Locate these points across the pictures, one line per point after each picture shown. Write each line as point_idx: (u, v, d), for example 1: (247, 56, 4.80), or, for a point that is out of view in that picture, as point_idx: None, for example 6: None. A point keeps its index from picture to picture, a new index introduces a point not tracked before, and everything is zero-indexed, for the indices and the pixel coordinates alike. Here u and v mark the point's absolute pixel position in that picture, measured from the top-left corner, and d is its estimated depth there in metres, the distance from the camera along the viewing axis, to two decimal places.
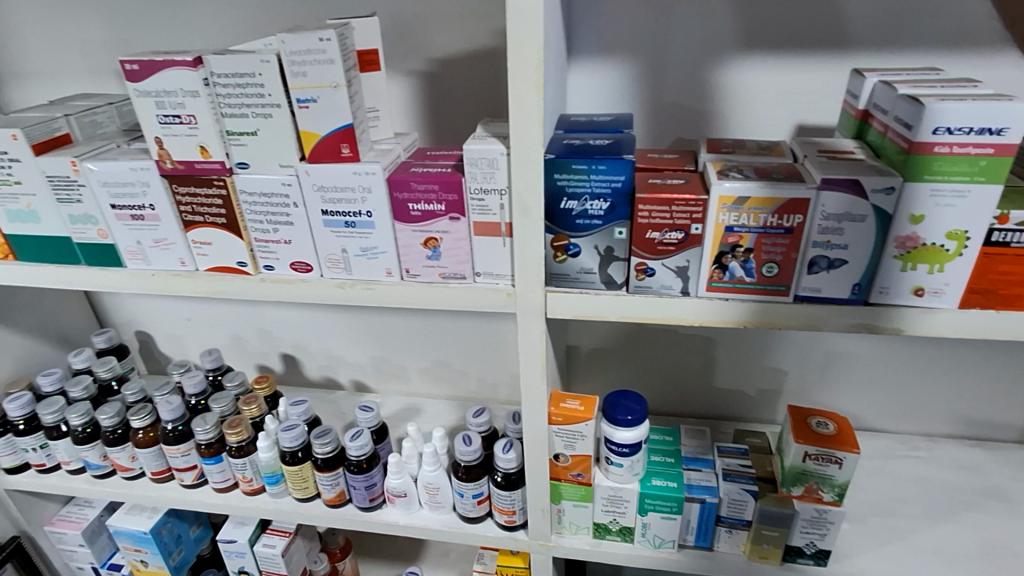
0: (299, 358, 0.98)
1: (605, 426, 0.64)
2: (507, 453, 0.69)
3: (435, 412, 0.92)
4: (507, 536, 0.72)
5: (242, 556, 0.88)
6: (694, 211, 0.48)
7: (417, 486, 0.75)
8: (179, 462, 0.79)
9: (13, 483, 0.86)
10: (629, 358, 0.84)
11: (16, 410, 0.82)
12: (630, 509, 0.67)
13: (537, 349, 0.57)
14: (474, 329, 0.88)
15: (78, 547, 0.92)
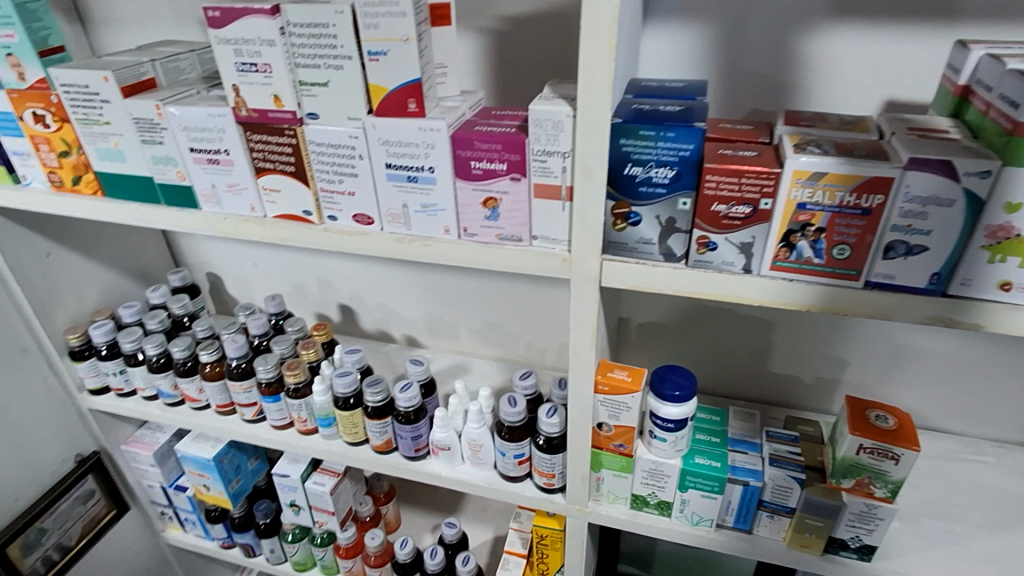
0: (355, 310, 1.02)
1: (651, 400, 0.63)
2: (551, 417, 0.69)
3: (483, 373, 0.94)
4: (545, 498, 0.73)
5: (295, 491, 0.94)
6: (765, 185, 0.46)
7: (461, 441, 0.77)
8: (242, 398, 0.84)
9: (95, 403, 0.94)
10: (682, 334, 0.82)
11: (100, 337, 0.89)
12: (670, 484, 0.67)
13: (589, 317, 0.57)
14: (526, 293, 0.88)
15: (149, 467, 1.00)
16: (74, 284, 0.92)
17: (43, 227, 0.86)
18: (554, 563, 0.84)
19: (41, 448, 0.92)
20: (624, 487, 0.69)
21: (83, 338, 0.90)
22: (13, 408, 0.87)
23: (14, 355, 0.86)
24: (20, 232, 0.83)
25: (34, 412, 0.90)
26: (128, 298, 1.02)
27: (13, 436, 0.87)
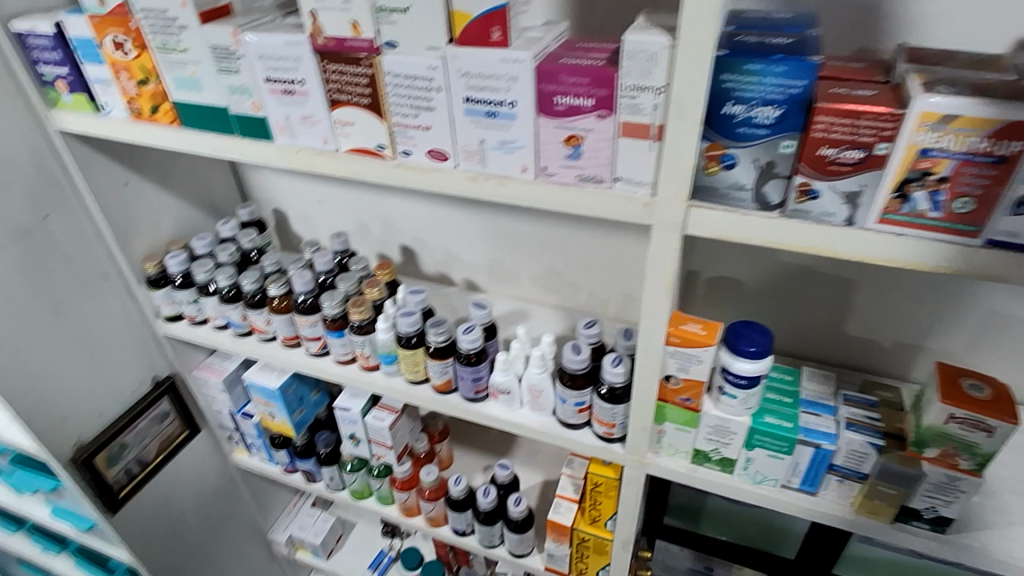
0: (417, 251, 1.02)
1: (725, 354, 0.61)
2: (615, 367, 0.68)
3: (543, 320, 0.93)
4: (603, 447, 0.73)
5: (354, 424, 0.97)
6: (884, 127, 0.43)
7: (521, 386, 0.77)
8: (307, 332, 0.86)
9: (171, 329, 0.98)
10: (755, 291, 0.79)
11: (176, 267, 0.92)
12: (735, 441, 0.65)
13: (668, 266, 0.55)
14: (592, 241, 0.86)
15: (219, 392, 1.05)
16: (151, 214, 0.95)
17: (122, 157, 0.88)
18: (606, 511, 0.85)
19: (123, 370, 0.97)
20: (686, 442, 0.68)
21: (160, 267, 0.94)
22: (98, 330, 0.92)
23: (97, 280, 0.90)
24: (101, 160, 0.86)
25: (116, 335, 0.95)
26: (199, 229, 1.04)
27: (98, 356, 0.92)
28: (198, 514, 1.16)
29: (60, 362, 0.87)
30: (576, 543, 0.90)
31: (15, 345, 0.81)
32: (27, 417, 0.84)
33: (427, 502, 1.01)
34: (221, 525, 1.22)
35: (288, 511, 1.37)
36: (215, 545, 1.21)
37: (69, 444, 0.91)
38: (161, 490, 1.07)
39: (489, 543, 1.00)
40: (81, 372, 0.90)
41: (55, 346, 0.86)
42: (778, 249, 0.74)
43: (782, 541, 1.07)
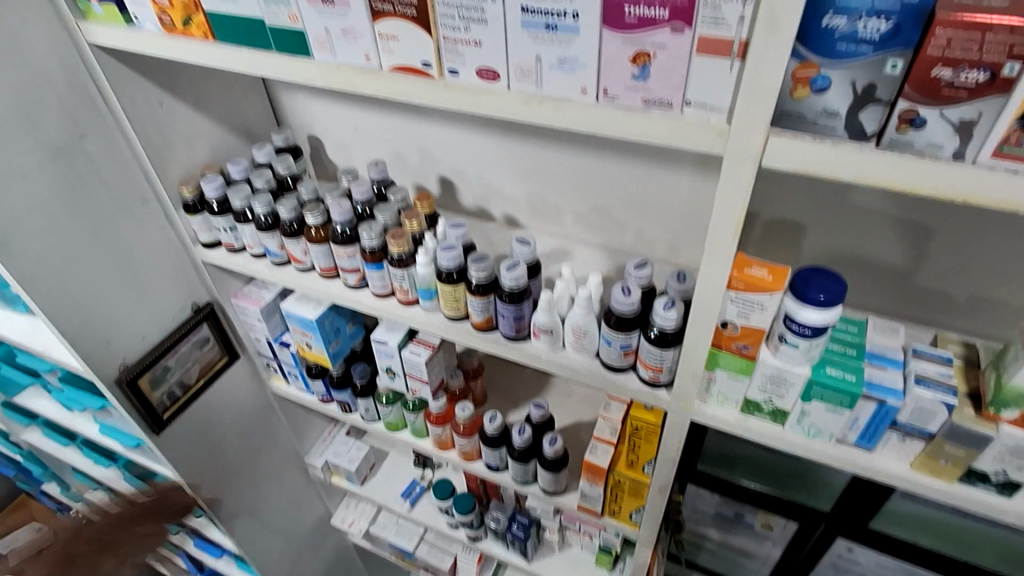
0: (456, 184, 0.98)
1: (789, 302, 0.57)
2: (667, 311, 0.64)
3: (586, 259, 0.89)
4: (648, 391, 0.70)
5: (391, 357, 0.96)
6: (1016, 43, 0.36)
7: (564, 326, 0.74)
8: (345, 264, 0.84)
9: (209, 256, 0.97)
10: (818, 236, 0.74)
11: (213, 192, 0.90)
12: (791, 393, 0.61)
13: (738, 202, 0.50)
14: (643, 178, 0.81)
15: (257, 321, 1.05)
16: (187, 137, 0.92)
17: (156, 75, 0.85)
18: (645, 455, 0.83)
19: (163, 295, 0.97)
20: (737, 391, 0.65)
21: (197, 193, 0.92)
22: (138, 254, 0.91)
23: (136, 204, 0.89)
24: (135, 78, 0.82)
25: (155, 260, 0.94)
26: (235, 155, 1.02)
27: (139, 281, 0.93)
28: (239, 437, 1.19)
29: (102, 285, 0.87)
30: (610, 485, 0.89)
31: (58, 267, 0.81)
32: (73, 337, 0.85)
33: (461, 437, 1.01)
34: (260, 449, 1.25)
35: (323, 438, 1.41)
36: (254, 467, 1.25)
37: (114, 366, 0.93)
38: (202, 413, 1.09)
39: (522, 480, 1.00)
40: (123, 295, 0.91)
41: (97, 269, 0.86)
42: (850, 190, 0.68)
43: (818, 493, 1.05)
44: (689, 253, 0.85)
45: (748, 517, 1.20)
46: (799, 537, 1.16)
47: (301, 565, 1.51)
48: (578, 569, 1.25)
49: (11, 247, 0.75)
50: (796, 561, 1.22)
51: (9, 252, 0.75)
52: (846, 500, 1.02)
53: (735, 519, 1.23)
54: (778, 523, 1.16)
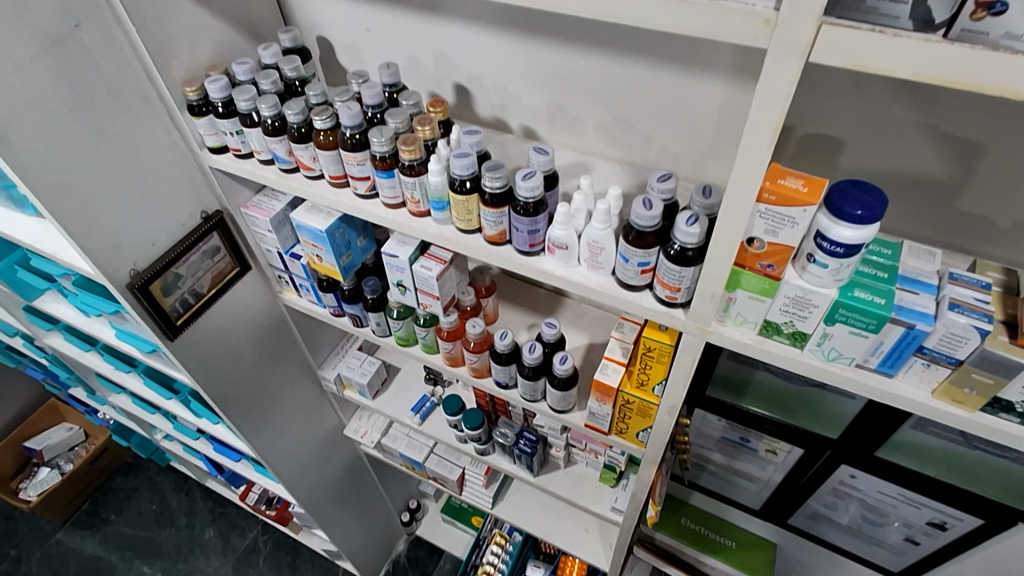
0: (472, 91, 0.92)
1: (822, 218, 0.53)
2: (689, 226, 0.61)
3: (606, 174, 0.85)
4: (664, 311, 0.68)
5: (402, 272, 0.95)
6: None
7: (580, 242, 0.71)
8: (355, 171, 0.81)
9: (216, 162, 0.94)
10: (857, 154, 0.69)
11: (218, 93, 0.85)
12: (815, 316, 0.59)
13: (778, 104, 0.46)
14: (673, 87, 0.75)
15: (267, 231, 1.04)
16: (189, 32, 0.87)
17: None
18: (656, 376, 0.83)
19: (171, 201, 0.95)
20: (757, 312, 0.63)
21: (201, 93, 0.87)
22: (143, 157, 0.89)
23: (138, 103, 0.85)
24: None
25: (162, 164, 0.92)
26: (240, 55, 0.97)
27: (145, 184, 0.90)
28: (252, 347, 1.21)
29: (108, 187, 0.85)
30: (619, 405, 0.90)
31: (61, 165, 0.79)
32: (81, 240, 0.84)
33: (472, 354, 1.01)
34: (274, 360, 1.27)
35: (336, 352, 1.42)
36: (268, 377, 1.28)
37: (125, 271, 0.92)
38: (215, 321, 1.10)
39: (531, 397, 1.01)
40: (130, 199, 0.89)
41: (102, 170, 0.84)
42: (898, 103, 0.63)
43: (827, 421, 1.05)
44: (716, 170, 0.80)
45: (753, 443, 1.21)
46: (802, 463, 1.18)
47: (315, 471, 1.58)
48: (582, 485, 1.29)
49: (11, 142, 0.73)
50: (797, 486, 1.25)
51: (9, 148, 0.72)
52: (854, 429, 1.02)
53: (740, 444, 1.24)
54: (783, 449, 1.18)
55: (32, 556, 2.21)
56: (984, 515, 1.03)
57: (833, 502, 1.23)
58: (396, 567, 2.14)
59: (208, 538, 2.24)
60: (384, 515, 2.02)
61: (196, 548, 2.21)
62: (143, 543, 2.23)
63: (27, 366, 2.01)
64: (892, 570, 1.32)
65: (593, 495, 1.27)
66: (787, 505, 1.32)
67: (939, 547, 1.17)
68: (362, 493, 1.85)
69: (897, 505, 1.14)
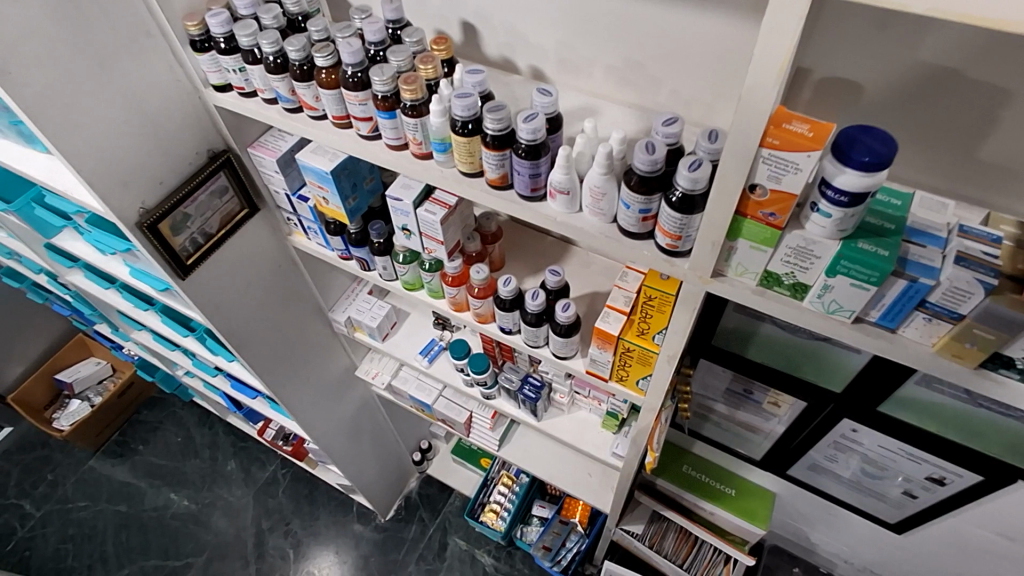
0: (480, 29, 0.89)
1: (829, 164, 0.51)
2: (693, 172, 0.60)
3: (615, 119, 0.82)
4: (665, 259, 0.67)
5: (407, 216, 0.95)
6: None
7: (583, 187, 0.70)
8: (357, 111, 0.79)
9: (220, 101, 0.93)
10: (874, 100, 0.66)
11: (218, 27, 0.84)
12: (816, 267, 0.58)
13: (787, 39, 0.44)
14: (687, 26, 0.72)
15: (274, 173, 1.04)
16: None
17: None
18: (656, 325, 0.83)
19: (177, 139, 0.95)
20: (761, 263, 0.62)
21: (203, 28, 0.85)
22: (148, 93, 0.88)
23: (140, 37, 0.84)
24: None
25: (166, 101, 0.91)
26: None
27: (150, 121, 0.90)
28: (263, 288, 1.22)
29: (112, 124, 0.85)
30: (620, 353, 0.90)
31: (65, 100, 0.79)
32: (90, 178, 0.85)
33: (476, 299, 1.02)
34: (285, 301, 1.29)
35: (347, 295, 1.44)
36: (280, 318, 1.30)
37: (133, 209, 0.93)
38: (226, 261, 1.11)
39: (534, 343, 1.02)
40: (137, 138, 0.89)
41: (105, 105, 0.84)
42: (921, 43, 0.59)
43: (831, 376, 1.04)
44: (729, 117, 0.77)
45: (757, 395, 1.22)
46: (805, 416, 1.18)
47: (328, 410, 1.63)
48: (585, 431, 1.31)
49: (11, 75, 0.72)
50: (798, 438, 1.26)
51: (10, 81, 0.72)
52: (858, 384, 1.01)
53: (744, 396, 1.25)
54: (786, 401, 1.18)
55: (68, 480, 2.34)
56: (983, 472, 1.03)
57: (833, 454, 1.24)
58: (408, 502, 2.24)
59: (231, 470, 2.35)
60: (396, 453, 2.09)
61: (220, 479, 2.33)
62: (170, 472, 2.35)
63: (54, 303, 2.08)
64: (888, 521, 1.35)
65: (596, 440, 1.30)
66: (788, 457, 1.34)
67: (936, 501, 1.19)
68: (375, 432, 1.91)
69: (897, 459, 1.14)
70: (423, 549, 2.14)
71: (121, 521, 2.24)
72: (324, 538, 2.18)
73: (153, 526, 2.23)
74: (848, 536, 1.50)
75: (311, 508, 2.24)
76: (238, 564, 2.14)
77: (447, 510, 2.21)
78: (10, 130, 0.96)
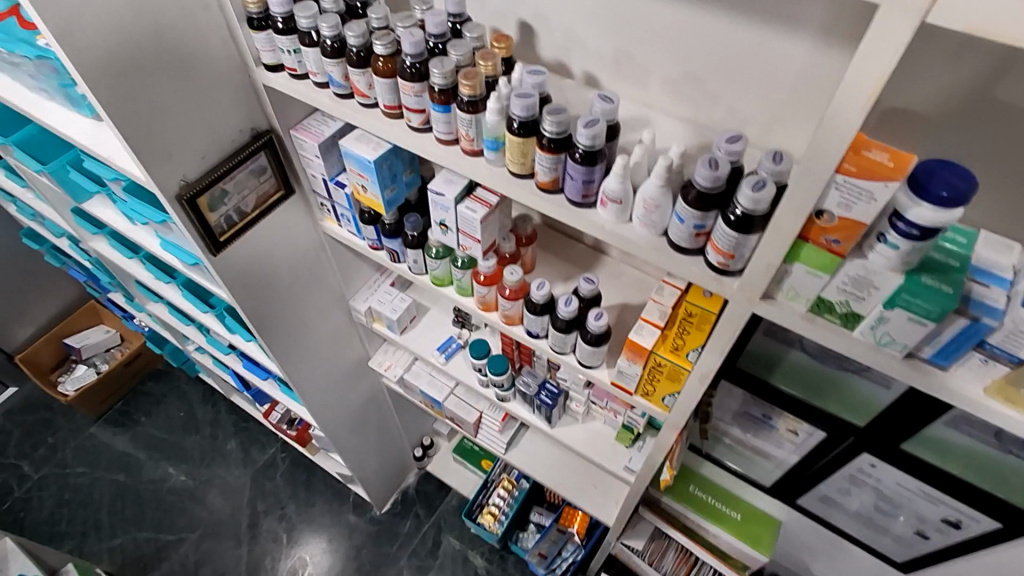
0: (537, 30, 0.89)
1: (903, 196, 0.51)
2: (757, 192, 0.59)
3: (668, 132, 0.82)
4: (714, 277, 0.66)
5: (446, 212, 0.94)
6: None
7: (636, 198, 0.69)
8: (410, 102, 0.79)
9: (270, 80, 0.93)
10: (942, 134, 0.65)
11: (278, 7, 0.84)
12: (874, 298, 0.57)
13: (883, 66, 0.43)
14: (752, 44, 0.71)
15: (315, 157, 1.03)
16: None
17: None
18: (692, 342, 0.83)
19: (224, 116, 0.95)
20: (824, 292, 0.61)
21: (262, 6, 0.86)
22: (201, 66, 0.88)
23: (198, 10, 0.84)
24: None
25: (216, 76, 0.91)
26: None
27: (201, 95, 0.90)
28: (291, 271, 1.22)
29: (164, 94, 0.85)
30: (649, 368, 0.89)
31: (120, 68, 0.79)
32: (135, 146, 0.85)
33: (507, 301, 1.02)
34: (309, 285, 1.28)
35: (369, 285, 1.43)
36: (302, 301, 1.29)
37: (174, 181, 0.93)
38: (258, 240, 1.11)
39: (560, 350, 1.01)
40: (186, 110, 0.89)
41: (159, 76, 0.83)
42: (996, 81, 0.58)
43: (856, 408, 1.03)
44: (785, 139, 0.76)
45: (775, 421, 1.21)
46: (823, 446, 1.17)
47: (339, 398, 1.62)
48: (598, 441, 1.30)
49: (73, 37, 0.73)
50: (812, 469, 1.25)
51: (71, 44, 0.73)
52: (884, 419, 1.00)
53: (761, 420, 1.23)
54: (804, 430, 1.17)
55: (68, 445, 2.34)
56: (1003, 519, 1.02)
57: (846, 487, 1.23)
58: (405, 497, 2.23)
59: (231, 449, 2.34)
60: (398, 447, 2.08)
61: (219, 457, 2.32)
62: (170, 445, 2.35)
63: (71, 268, 2.09)
64: (895, 560, 1.33)
65: (607, 451, 1.29)
66: (799, 486, 1.32)
67: (948, 544, 1.17)
68: (380, 424, 1.90)
69: (914, 499, 1.13)
70: (416, 546, 2.13)
71: (117, 491, 2.24)
72: (318, 525, 2.17)
73: (149, 498, 2.22)
74: (851, 570, 1.49)
75: (308, 495, 2.23)
76: (230, 544, 2.13)
77: (443, 509, 2.20)
78: (58, 92, 0.96)
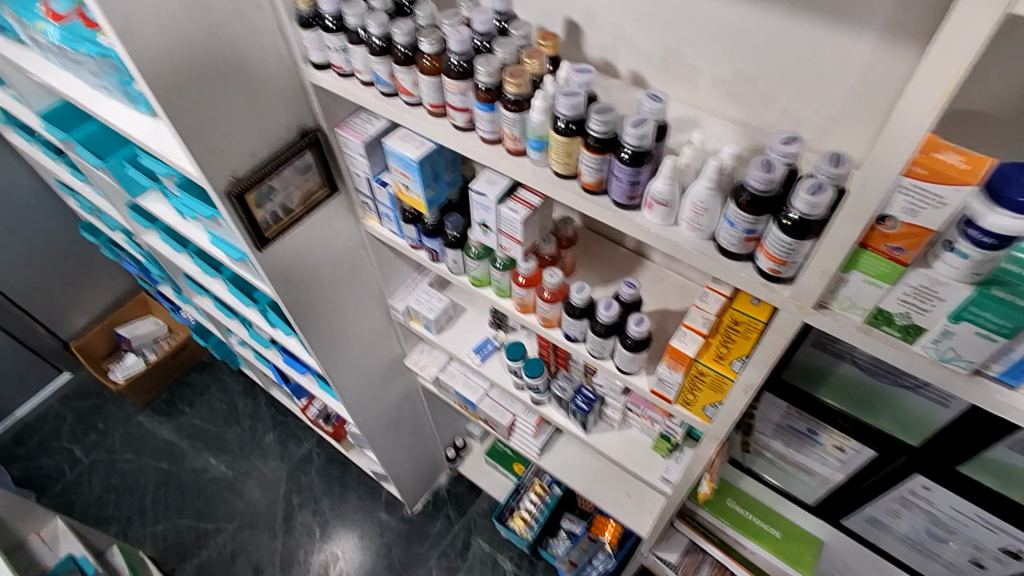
0: (584, 30, 0.88)
1: (976, 202, 0.48)
2: (813, 196, 0.56)
3: (718, 134, 0.79)
4: (764, 284, 0.64)
5: (487, 212, 0.94)
6: None
7: (684, 201, 0.68)
8: (454, 101, 0.79)
9: (319, 79, 0.94)
10: (1012, 138, 0.61)
11: (327, 4, 0.86)
12: (938, 309, 0.54)
13: (960, 61, 0.40)
14: (809, 43, 0.68)
15: (359, 156, 1.04)
16: None
17: None
18: (737, 352, 0.81)
19: (273, 113, 0.97)
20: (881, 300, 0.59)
21: (311, 6, 0.88)
22: (253, 65, 0.90)
23: (252, 10, 0.86)
24: None
25: (267, 75, 0.92)
26: None
27: (252, 93, 0.92)
28: (333, 268, 1.24)
29: (217, 92, 0.87)
30: (691, 375, 0.88)
31: (177, 64, 0.81)
32: (188, 141, 0.87)
33: (545, 304, 1.01)
34: (350, 283, 1.30)
35: (408, 285, 1.44)
36: (342, 299, 1.31)
37: (224, 177, 0.95)
38: (303, 237, 1.13)
39: (598, 355, 1.00)
40: (237, 107, 0.91)
41: (215, 73, 0.86)
42: None
43: (908, 426, 0.99)
44: (842, 142, 0.73)
45: (820, 437, 1.16)
46: (872, 465, 1.12)
47: (375, 396, 1.63)
48: (634, 450, 1.28)
49: (133, 35, 0.75)
50: (858, 489, 1.20)
51: (131, 41, 0.75)
52: (940, 438, 0.95)
53: (805, 436, 1.19)
54: (851, 447, 1.12)
55: (116, 432, 2.43)
56: None
57: (896, 510, 1.17)
58: (436, 497, 2.23)
59: (268, 442, 2.39)
60: (430, 448, 2.09)
61: (257, 449, 2.37)
62: (211, 436, 2.41)
63: (125, 260, 2.17)
64: None
65: (644, 461, 1.26)
66: (844, 506, 1.27)
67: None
68: (415, 423, 1.91)
69: (970, 525, 1.07)
70: (446, 547, 2.13)
71: (160, 478, 2.31)
72: (351, 521, 2.20)
73: (190, 486, 2.29)
74: None
75: (341, 490, 2.26)
76: (265, 535, 2.18)
77: (473, 511, 2.20)
78: (118, 89, 1.00)
